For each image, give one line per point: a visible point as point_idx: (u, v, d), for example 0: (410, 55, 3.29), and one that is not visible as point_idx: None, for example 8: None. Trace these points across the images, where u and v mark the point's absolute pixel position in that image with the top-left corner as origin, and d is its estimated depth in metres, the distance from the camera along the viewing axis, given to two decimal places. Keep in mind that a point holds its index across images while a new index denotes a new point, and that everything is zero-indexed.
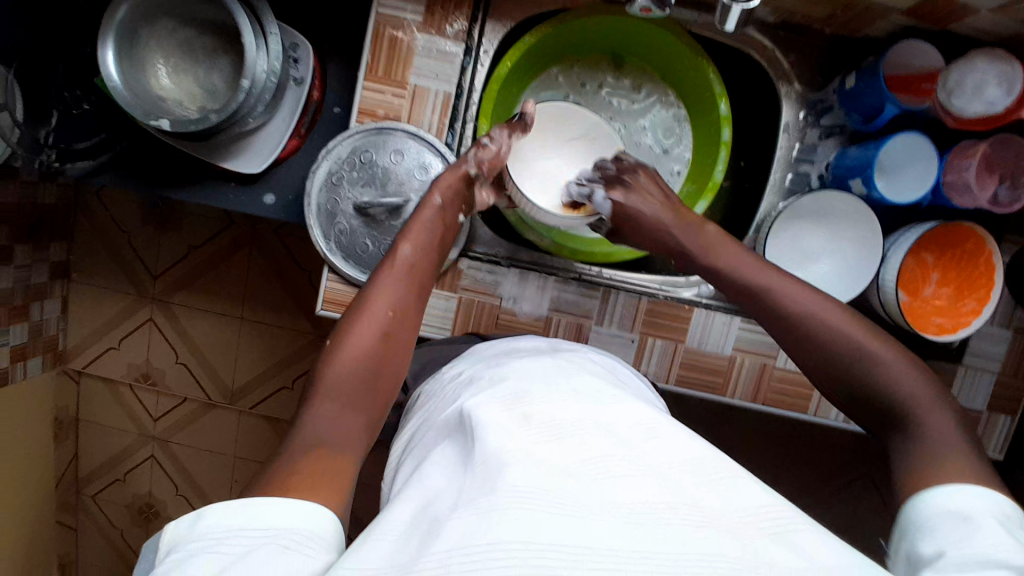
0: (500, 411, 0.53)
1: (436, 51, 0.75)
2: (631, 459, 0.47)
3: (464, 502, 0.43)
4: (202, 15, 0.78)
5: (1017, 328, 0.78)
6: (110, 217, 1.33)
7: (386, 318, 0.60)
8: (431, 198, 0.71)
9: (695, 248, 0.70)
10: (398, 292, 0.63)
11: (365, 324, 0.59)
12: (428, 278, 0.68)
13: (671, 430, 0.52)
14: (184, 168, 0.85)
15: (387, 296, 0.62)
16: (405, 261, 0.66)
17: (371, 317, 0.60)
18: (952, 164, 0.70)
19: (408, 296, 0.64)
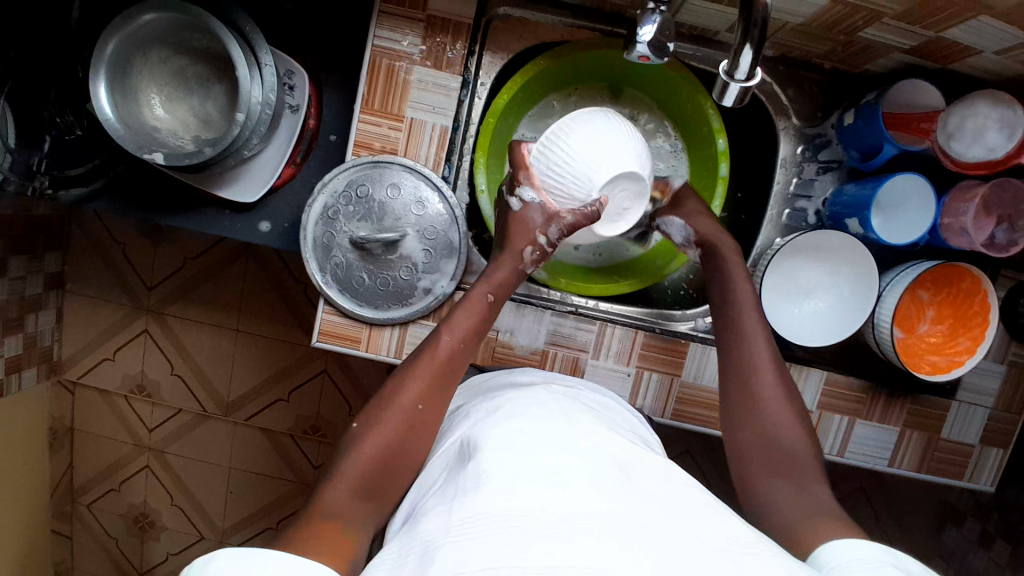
0: (497, 433, 0.55)
1: (433, 84, 0.74)
2: (623, 499, 0.47)
3: (455, 524, 0.46)
4: (194, 43, 0.77)
5: (1012, 363, 0.79)
6: (105, 229, 1.32)
7: (411, 409, 0.61)
8: (479, 289, 0.70)
9: (728, 328, 0.69)
10: (424, 387, 0.62)
11: (393, 417, 0.60)
12: (460, 368, 0.66)
13: (664, 475, 0.53)
14: (179, 194, 0.84)
15: (417, 389, 0.62)
16: (437, 357, 0.65)
17: (399, 407, 0.61)
18: (951, 207, 0.69)
19: (439, 386, 0.63)
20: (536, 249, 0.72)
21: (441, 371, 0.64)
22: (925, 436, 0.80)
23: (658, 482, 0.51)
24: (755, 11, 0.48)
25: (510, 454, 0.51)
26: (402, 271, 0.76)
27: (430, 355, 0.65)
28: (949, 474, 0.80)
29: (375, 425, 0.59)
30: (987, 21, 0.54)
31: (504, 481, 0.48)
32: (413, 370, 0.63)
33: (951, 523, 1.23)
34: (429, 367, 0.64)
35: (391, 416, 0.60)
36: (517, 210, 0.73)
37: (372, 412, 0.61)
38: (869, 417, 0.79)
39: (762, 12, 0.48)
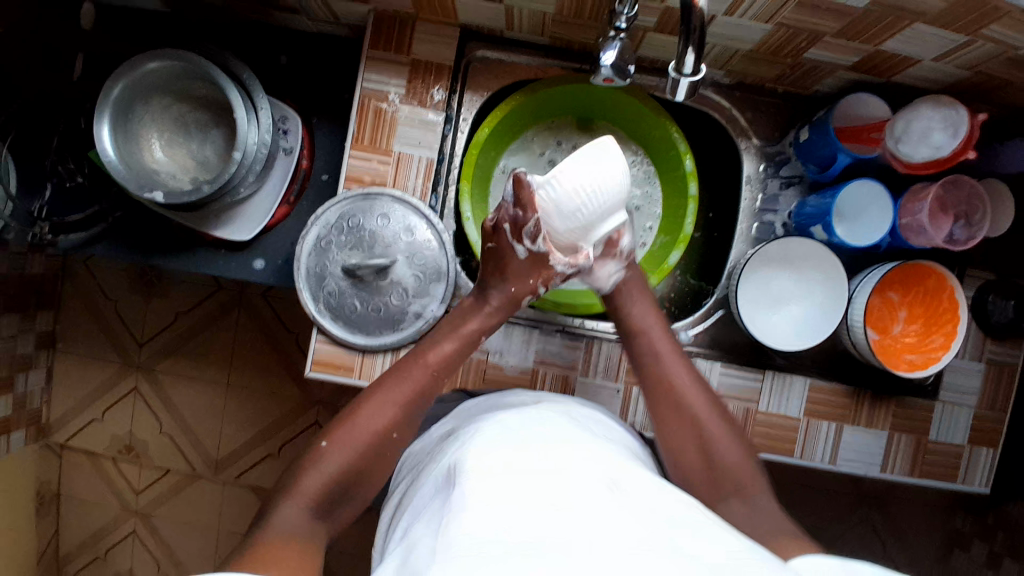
0: (489, 450, 0.55)
1: (419, 120, 0.79)
2: (610, 515, 0.47)
3: (445, 547, 0.46)
4: (194, 92, 0.83)
5: (990, 360, 0.81)
6: (98, 287, 1.34)
7: (380, 434, 0.63)
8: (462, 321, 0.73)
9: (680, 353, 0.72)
10: (394, 413, 0.64)
11: (359, 438, 0.62)
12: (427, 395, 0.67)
13: (644, 485, 0.53)
14: (176, 236, 0.87)
15: (385, 415, 0.64)
16: (406, 386, 0.66)
17: (368, 430, 0.63)
18: (905, 208, 0.74)
19: (410, 409, 0.66)
20: (518, 279, 0.75)
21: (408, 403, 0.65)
22: (912, 441, 0.81)
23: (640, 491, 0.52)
24: (693, 19, 0.53)
25: (499, 475, 0.51)
26: (393, 296, 0.78)
27: (400, 386, 0.66)
28: (941, 478, 0.81)
29: (344, 446, 0.61)
30: (921, 28, 0.60)
31: (495, 499, 0.48)
32: (381, 394, 0.65)
33: (962, 547, 1.20)
34: (398, 399, 0.65)
35: (359, 434, 0.62)
36: (524, 257, 0.74)
37: (338, 430, 0.63)
38: (855, 423, 0.80)
39: (698, 19, 0.52)
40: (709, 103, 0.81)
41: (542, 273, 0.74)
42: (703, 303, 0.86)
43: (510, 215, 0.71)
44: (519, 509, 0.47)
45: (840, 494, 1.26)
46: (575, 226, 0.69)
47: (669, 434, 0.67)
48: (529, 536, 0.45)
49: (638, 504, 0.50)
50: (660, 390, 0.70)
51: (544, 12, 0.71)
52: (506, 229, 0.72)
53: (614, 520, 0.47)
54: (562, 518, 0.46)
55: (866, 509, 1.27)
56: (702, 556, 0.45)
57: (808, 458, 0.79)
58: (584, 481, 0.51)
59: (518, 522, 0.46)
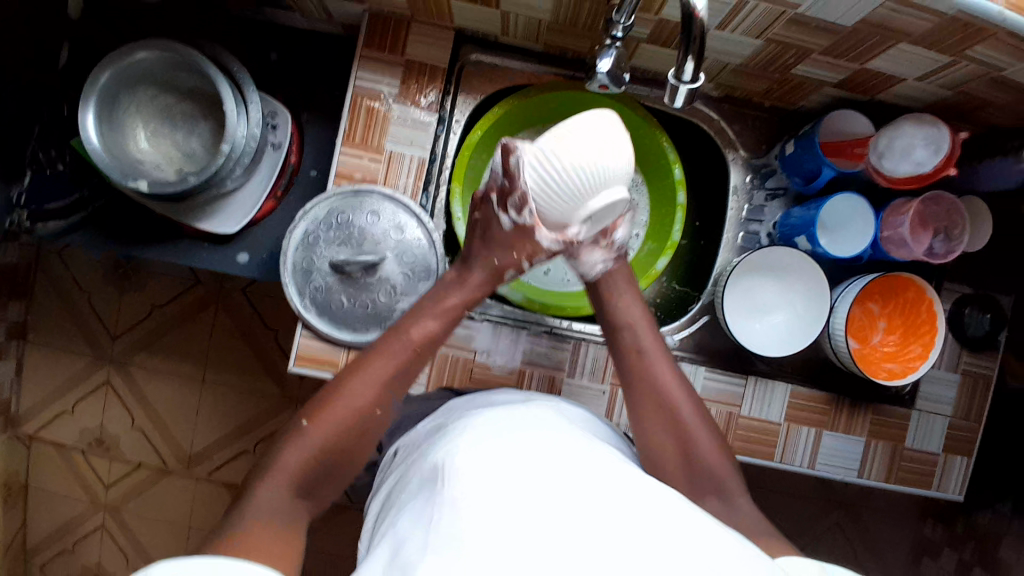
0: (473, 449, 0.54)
1: (410, 120, 0.79)
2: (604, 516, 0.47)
3: (439, 557, 0.46)
4: (183, 83, 0.82)
5: (965, 371, 0.83)
6: (73, 278, 1.30)
7: (363, 413, 0.62)
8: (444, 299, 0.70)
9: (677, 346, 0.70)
10: (378, 392, 0.63)
11: (344, 417, 0.61)
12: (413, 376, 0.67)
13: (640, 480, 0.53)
14: (159, 227, 0.86)
15: (370, 395, 0.62)
16: (392, 366, 0.64)
17: (350, 407, 0.61)
18: (889, 221, 0.76)
19: (392, 390, 0.64)
20: (502, 251, 0.72)
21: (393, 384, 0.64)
22: (889, 447, 0.83)
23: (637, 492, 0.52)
24: (693, 27, 0.53)
25: (489, 478, 0.50)
26: (380, 294, 0.78)
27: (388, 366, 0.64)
28: (916, 484, 0.83)
29: (324, 426, 0.60)
30: (904, 48, 0.62)
31: (484, 503, 0.48)
32: (366, 373, 0.63)
33: (931, 554, 1.22)
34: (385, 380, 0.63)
35: (341, 416, 0.60)
36: (509, 228, 0.70)
37: (321, 410, 0.61)
38: (835, 428, 0.81)
39: (700, 29, 0.52)
40: (700, 113, 0.83)
41: (525, 247, 0.71)
42: (688, 309, 0.87)
43: (499, 184, 0.69)
44: (512, 513, 0.47)
45: (813, 499, 1.29)
46: (559, 207, 0.66)
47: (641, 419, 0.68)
48: (521, 543, 0.45)
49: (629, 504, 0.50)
50: (654, 378, 0.69)
51: (540, 20, 0.72)
52: (493, 198, 0.70)
53: (605, 520, 0.47)
54: (549, 521, 0.47)
55: (839, 514, 1.30)
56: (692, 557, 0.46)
57: (787, 461, 0.81)
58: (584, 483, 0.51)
59: (505, 531, 0.46)
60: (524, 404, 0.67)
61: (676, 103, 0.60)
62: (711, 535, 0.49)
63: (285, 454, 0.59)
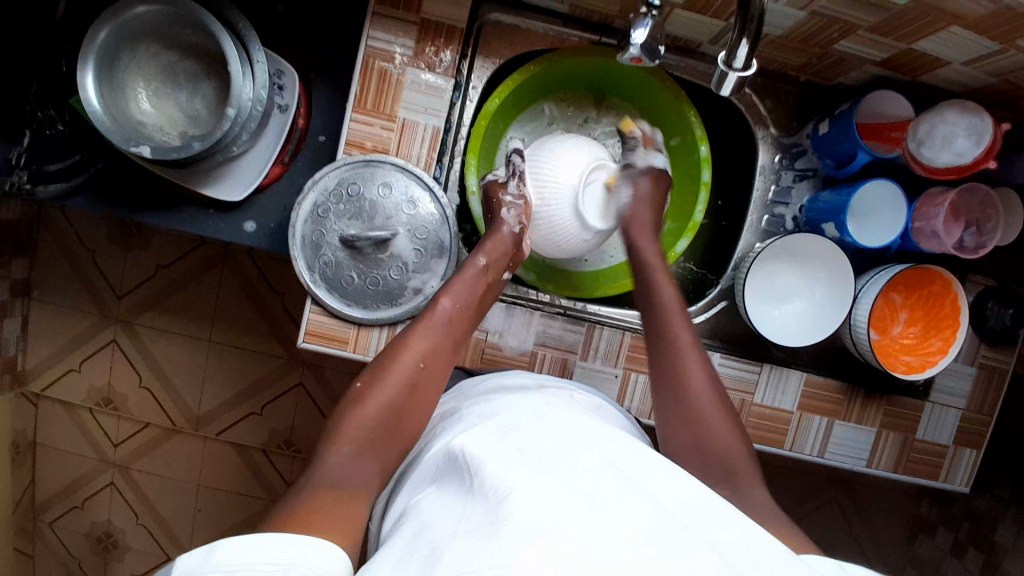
0: (491, 439, 0.54)
1: (426, 86, 0.75)
2: (628, 490, 0.47)
3: (464, 529, 0.44)
4: (184, 40, 0.78)
5: (982, 364, 0.82)
6: (76, 236, 1.28)
7: (414, 368, 0.65)
8: (475, 259, 0.73)
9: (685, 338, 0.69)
10: (427, 348, 0.67)
11: (395, 372, 0.64)
12: (461, 335, 0.71)
13: (659, 467, 0.52)
14: (160, 193, 0.83)
15: (419, 347, 0.67)
16: (439, 321, 0.69)
17: (398, 359, 0.65)
18: (921, 211, 0.73)
19: (440, 352, 0.68)
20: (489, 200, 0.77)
21: (444, 334, 0.69)
22: (900, 438, 0.82)
23: (657, 481, 0.50)
24: (752, 7, 0.50)
25: (513, 461, 0.49)
26: (392, 271, 0.76)
27: (434, 317, 0.69)
28: (925, 474, 0.83)
29: (376, 382, 0.63)
30: (957, 32, 0.58)
31: (514, 479, 0.47)
32: (417, 332, 0.68)
33: (927, 532, 1.24)
34: (433, 329, 0.68)
35: (398, 372, 0.64)
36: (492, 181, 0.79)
37: (375, 372, 0.65)
38: (847, 418, 0.81)
39: (758, 7, 0.50)
40: None
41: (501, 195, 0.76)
42: (705, 293, 0.85)
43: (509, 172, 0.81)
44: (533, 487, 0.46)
45: (812, 476, 1.30)
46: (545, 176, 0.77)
47: (667, 399, 0.66)
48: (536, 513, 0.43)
49: (651, 490, 0.49)
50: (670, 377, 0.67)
51: None
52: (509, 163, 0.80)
53: (624, 499, 0.46)
54: (569, 496, 0.45)
55: (836, 489, 1.32)
56: (716, 542, 0.45)
57: (798, 449, 0.80)
58: (604, 464, 0.50)
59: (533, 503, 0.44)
60: (539, 390, 0.66)
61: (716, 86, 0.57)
62: (728, 517, 0.48)
63: (347, 416, 0.61)
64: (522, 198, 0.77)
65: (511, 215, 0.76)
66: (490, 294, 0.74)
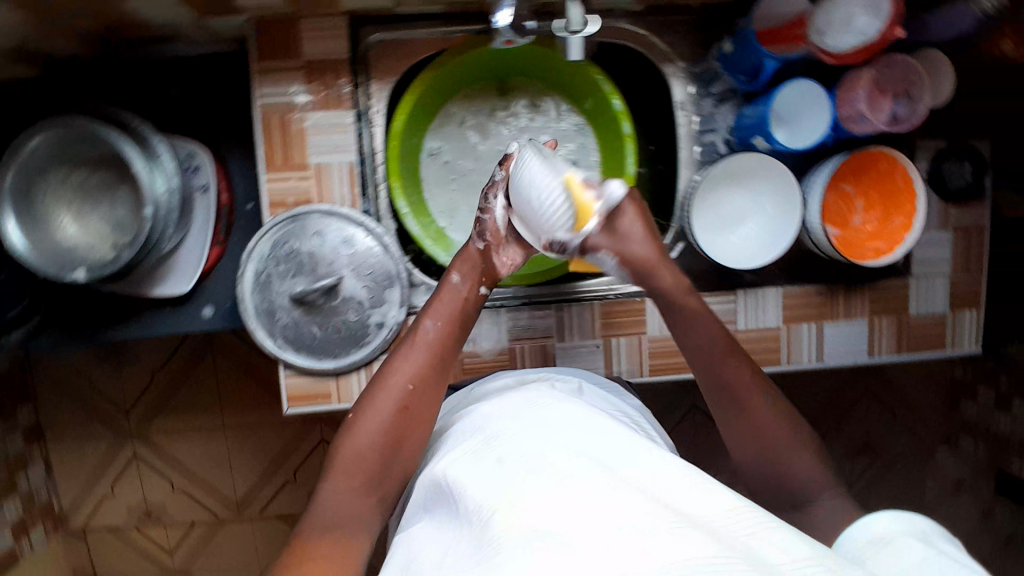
0: (470, 462, 0.54)
1: (328, 126, 0.74)
2: (608, 482, 0.46)
3: (450, 560, 0.46)
4: (89, 155, 0.78)
5: (956, 225, 0.81)
6: (68, 367, 1.29)
7: (404, 389, 0.67)
8: (449, 275, 0.73)
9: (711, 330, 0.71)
10: (414, 370, 0.68)
11: (385, 398, 0.66)
12: (451, 350, 0.71)
13: (645, 454, 0.51)
14: (115, 308, 0.83)
15: (406, 370, 0.68)
16: (422, 340, 0.70)
17: (389, 387, 0.67)
18: (843, 98, 0.70)
19: (429, 372, 0.68)
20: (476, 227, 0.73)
21: (431, 353, 0.69)
22: (894, 321, 0.81)
23: (642, 471, 0.49)
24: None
25: (493, 478, 0.50)
26: (351, 313, 0.76)
27: (416, 339, 0.70)
28: (931, 349, 0.81)
29: (369, 409, 0.65)
30: None
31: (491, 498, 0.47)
32: (402, 355, 0.69)
33: (969, 397, 1.22)
34: (416, 350, 0.69)
35: (386, 395, 0.66)
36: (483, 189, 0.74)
37: (367, 398, 0.67)
38: (835, 317, 0.80)
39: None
40: (624, 34, 0.77)
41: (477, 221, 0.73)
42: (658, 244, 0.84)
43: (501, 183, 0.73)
44: (509, 500, 0.46)
45: (839, 377, 1.29)
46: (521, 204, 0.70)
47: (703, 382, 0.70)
48: (516, 525, 0.43)
49: (636, 480, 0.48)
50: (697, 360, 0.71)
51: None
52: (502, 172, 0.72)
53: (598, 492, 0.45)
54: (549, 498, 0.45)
55: (867, 380, 1.30)
56: (704, 522, 0.44)
57: (794, 362, 0.80)
58: (584, 458, 0.49)
59: (510, 517, 0.44)
60: (518, 387, 0.66)
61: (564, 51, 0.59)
62: (717, 494, 0.47)
63: (346, 442, 0.64)
64: (487, 212, 0.73)
65: (476, 231, 0.74)
66: (474, 305, 0.73)
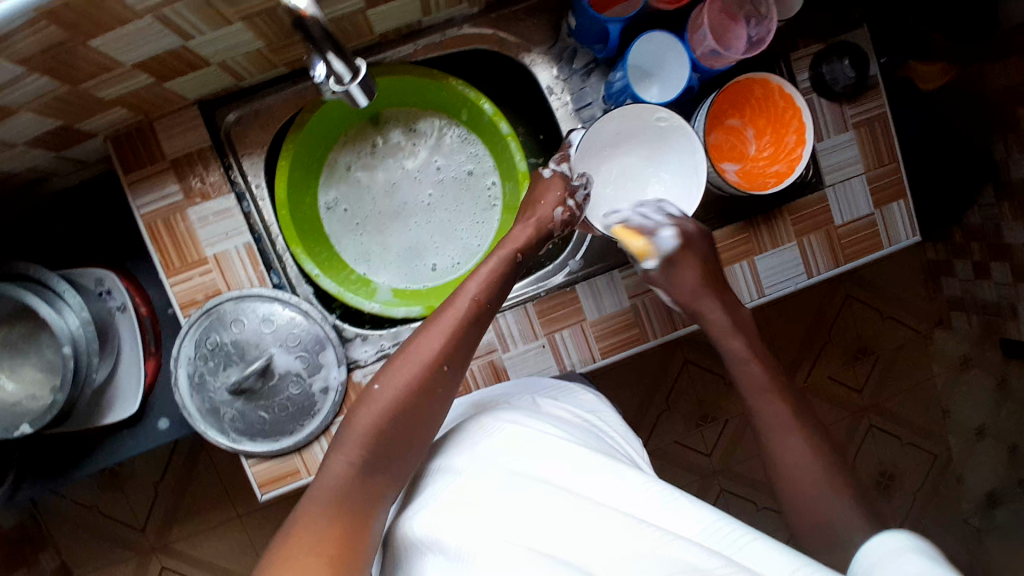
0: (451, 507, 0.55)
1: (212, 215, 0.73)
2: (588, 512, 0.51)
3: None
4: (1, 311, 0.78)
5: (857, 123, 0.80)
6: (71, 503, 1.29)
7: (433, 366, 0.62)
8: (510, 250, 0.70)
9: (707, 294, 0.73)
10: (446, 346, 0.63)
11: (413, 370, 0.61)
12: (480, 328, 0.66)
13: (609, 470, 0.56)
14: (76, 446, 0.83)
15: (436, 343, 0.63)
16: (455, 316, 0.64)
17: (420, 362, 0.61)
18: (695, 40, 0.71)
19: (456, 348, 0.63)
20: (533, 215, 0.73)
21: (457, 328, 0.64)
22: (823, 234, 0.80)
23: (610, 488, 0.54)
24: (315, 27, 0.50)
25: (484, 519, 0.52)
26: (291, 387, 0.75)
27: (450, 311, 0.65)
28: (868, 251, 0.80)
29: (394, 381, 0.61)
30: None
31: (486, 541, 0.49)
32: (434, 326, 0.64)
33: (944, 274, 1.20)
34: (446, 324, 0.64)
35: (412, 368, 0.61)
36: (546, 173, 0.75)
37: (391, 369, 0.62)
38: (763, 249, 0.79)
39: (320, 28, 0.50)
40: (472, 38, 0.76)
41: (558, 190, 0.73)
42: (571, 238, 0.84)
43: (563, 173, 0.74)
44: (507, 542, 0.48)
45: None
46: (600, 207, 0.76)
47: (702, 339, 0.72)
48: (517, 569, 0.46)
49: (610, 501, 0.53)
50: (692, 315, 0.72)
51: (256, 50, 0.65)
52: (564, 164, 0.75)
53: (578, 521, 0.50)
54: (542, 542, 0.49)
55: (846, 287, 1.25)
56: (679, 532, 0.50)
57: None
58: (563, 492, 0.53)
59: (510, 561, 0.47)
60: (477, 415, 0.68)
61: (363, 103, 0.59)
62: (682, 500, 0.53)
63: (359, 418, 0.59)
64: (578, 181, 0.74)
65: (557, 203, 0.73)
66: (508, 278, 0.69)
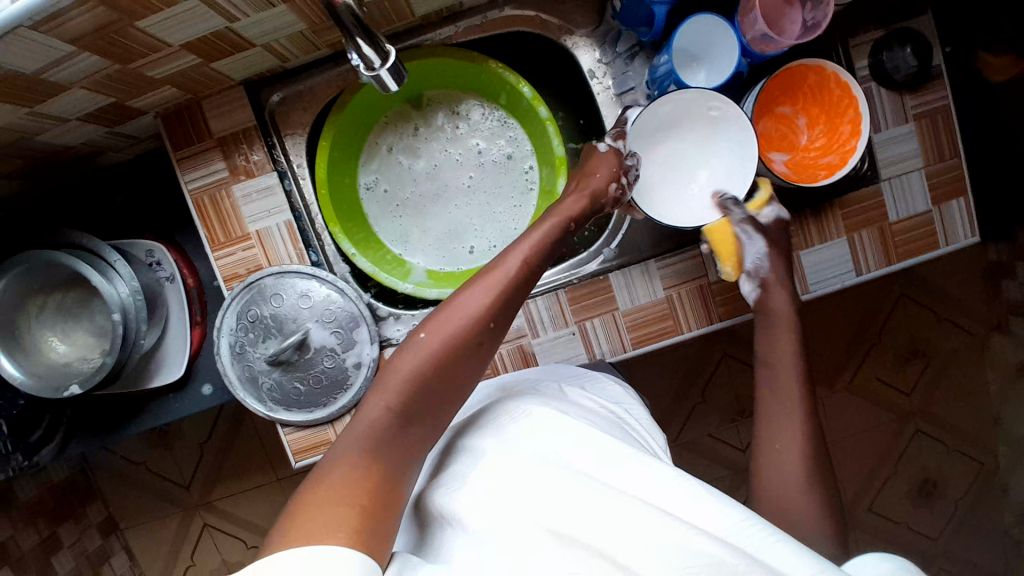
0: (479, 487, 0.55)
1: (256, 192, 0.75)
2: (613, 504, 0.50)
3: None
4: (60, 277, 0.83)
5: (917, 115, 0.76)
6: (124, 458, 1.38)
7: (479, 321, 0.59)
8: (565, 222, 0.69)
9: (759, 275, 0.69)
10: (494, 302, 0.60)
11: (459, 323, 0.58)
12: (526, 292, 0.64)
13: (635, 463, 0.55)
14: (124, 407, 0.88)
15: (483, 300, 0.60)
16: (505, 276, 0.62)
17: (466, 315, 0.59)
18: (745, 23, 0.68)
19: (503, 310, 0.61)
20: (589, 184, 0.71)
21: (507, 288, 0.62)
22: (875, 231, 0.76)
23: (636, 483, 0.54)
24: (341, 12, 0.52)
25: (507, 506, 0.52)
26: (326, 361, 0.78)
27: (501, 270, 0.62)
28: (923, 251, 0.76)
29: (438, 333, 0.58)
30: None
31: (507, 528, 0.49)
32: (482, 283, 0.61)
33: (1006, 277, 1.12)
34: (494, 283, 0.61)
35: (456, 322, 0.58)
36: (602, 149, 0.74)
37: (435, 321, 0.59)
38: (808, 244, 0.76)
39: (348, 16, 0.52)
40: (513, 20, 0.75)
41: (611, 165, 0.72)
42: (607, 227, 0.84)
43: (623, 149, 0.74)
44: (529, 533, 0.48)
45: None
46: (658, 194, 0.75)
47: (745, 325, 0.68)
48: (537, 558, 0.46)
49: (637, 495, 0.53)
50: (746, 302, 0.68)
51: (299, 31, 0.65)
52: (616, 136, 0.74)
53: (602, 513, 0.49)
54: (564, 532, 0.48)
55: (900, 286, 1.20)
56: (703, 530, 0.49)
57: None
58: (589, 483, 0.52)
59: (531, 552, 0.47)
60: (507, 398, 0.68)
61: (393, 88, 0.60)
62: (704, 497, 0.52)
63: (399, 365, 0.57)
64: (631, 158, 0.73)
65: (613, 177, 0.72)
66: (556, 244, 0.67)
